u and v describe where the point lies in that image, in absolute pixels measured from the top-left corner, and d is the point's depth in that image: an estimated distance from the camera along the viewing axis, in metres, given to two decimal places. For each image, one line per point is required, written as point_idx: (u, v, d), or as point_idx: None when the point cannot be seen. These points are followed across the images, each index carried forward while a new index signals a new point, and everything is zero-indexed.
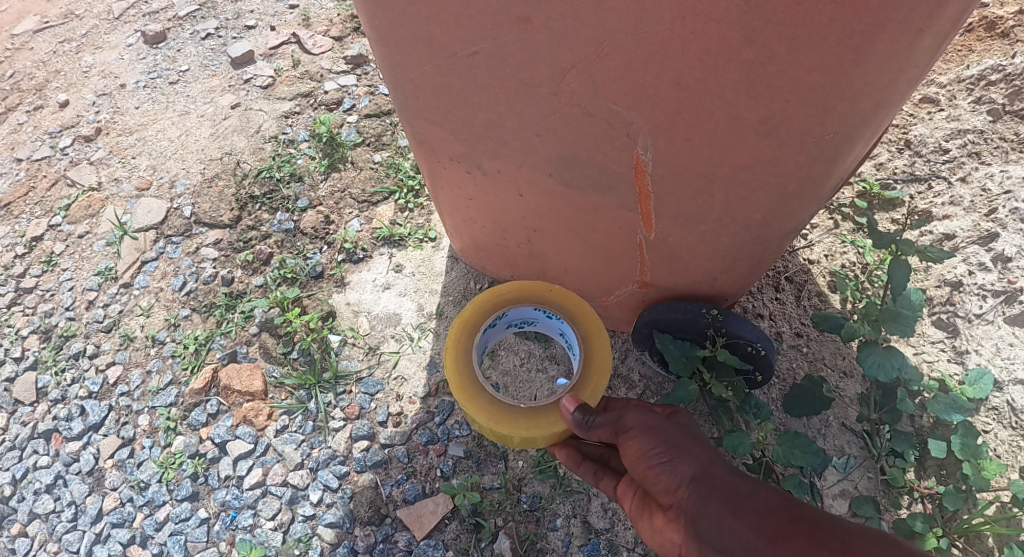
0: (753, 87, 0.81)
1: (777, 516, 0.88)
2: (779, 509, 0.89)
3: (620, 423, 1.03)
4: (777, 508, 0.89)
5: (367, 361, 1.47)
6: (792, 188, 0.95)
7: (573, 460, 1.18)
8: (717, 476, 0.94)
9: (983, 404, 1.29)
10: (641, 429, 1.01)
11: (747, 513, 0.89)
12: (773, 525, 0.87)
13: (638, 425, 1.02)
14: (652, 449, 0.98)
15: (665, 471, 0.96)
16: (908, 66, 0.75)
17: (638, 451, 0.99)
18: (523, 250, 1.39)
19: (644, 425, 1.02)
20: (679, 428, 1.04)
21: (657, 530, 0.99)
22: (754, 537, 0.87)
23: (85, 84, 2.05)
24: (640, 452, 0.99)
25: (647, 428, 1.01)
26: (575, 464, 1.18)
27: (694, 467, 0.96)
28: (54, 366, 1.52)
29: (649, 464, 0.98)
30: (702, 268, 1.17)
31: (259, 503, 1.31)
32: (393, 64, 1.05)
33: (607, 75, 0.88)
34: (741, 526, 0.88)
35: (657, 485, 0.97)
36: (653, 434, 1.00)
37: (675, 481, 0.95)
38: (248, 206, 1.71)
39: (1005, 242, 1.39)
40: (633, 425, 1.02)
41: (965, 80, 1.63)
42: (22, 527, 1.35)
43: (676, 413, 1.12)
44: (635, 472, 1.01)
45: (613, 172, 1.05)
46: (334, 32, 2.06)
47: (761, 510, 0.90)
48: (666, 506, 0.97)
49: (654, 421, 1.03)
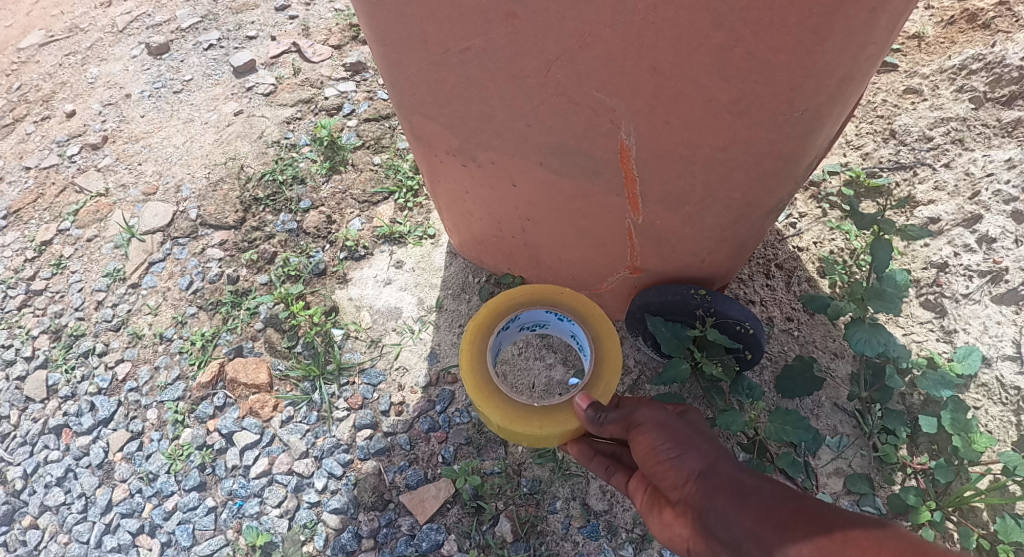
0: (725, 69, 0.86)
1: (781, 508, 0.87)
2: (783, 502, 0.88)
3: (631, 419, 1.07)
4: (782, 501, 0.88)
5: (370, 352, 1.51)
6: (767, 165, 0.99)
7: (585, 455, 1.19)
8: (723, 472, 0.96)
9: (972, 380, 1.32)
10: (651, 425, 1.04)
11: (751, 505, 0.89)
12: (777, 517, 0.86)
13: (648, 421, 1.05)
14: (662, 444, 1.01)
15: (674, 466, 0.99)
16: (868, 43, 0.80)
17: (648, 445, 1.02)
18: (518, 242, 1.43)
19: (654, 421, 1.05)
20: (689, 426, 1.06)
21: (665, 525, 1.00)
22: (758, 528, 0.86)
23: (91, 94, 2.11)
24: (651, 446, 1.01)
25: (656, 425, 1.04)
26: (588, 458, 1.18)
27: (702, 463, 0.98)
28: (64, 364, 1.57)
29: (658, 458, 1.00)
30: (689, 251, 1.22)
31: (265, 491, 1.35)
32: (391, 63, 1.10)
33: (590, 65, 0.93)
34: (746, 518, 0.88)
35: (666, 479, 0.99)
36: (664, 430, 1.03)
37: (683, 476, 0.97)
38: (252, 208, 1.75)
39: (989, 223, 1.41)
40: (643, 421, 1.05)
41: (947, 70, 1.67)
42: (33, 520, 1.38)
43: (686, 411, 1.13)
44: (646, 467, 1.03)
45: (599, 158, 1.09)
46: (334, 41, 2.12)
47: (765, 502, 0.89)
48: (674, 501, 0.98)
49: (664, 417, 1.06)
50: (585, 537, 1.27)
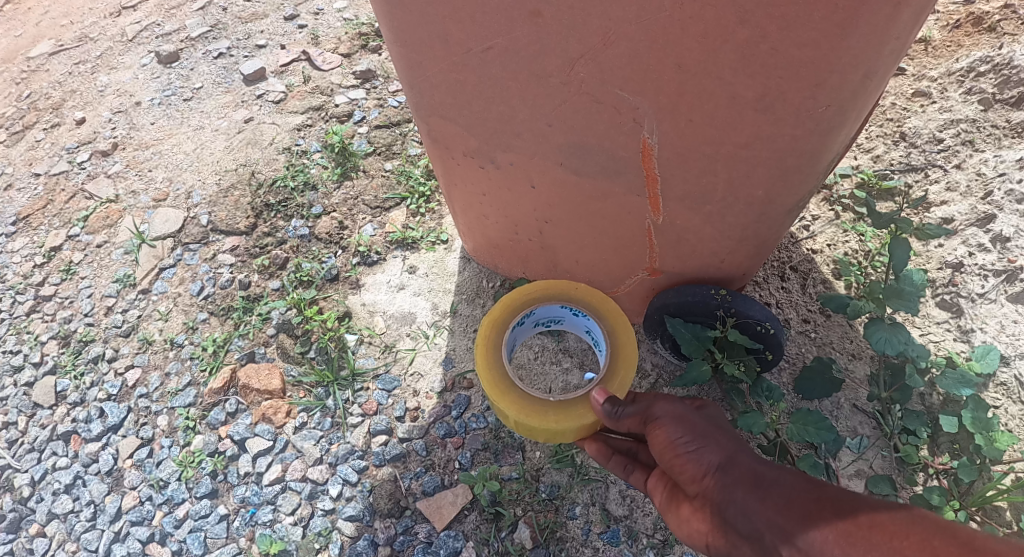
0: (749, 66, 0.86)
1: (802, 498, 0.86)
2: (804, 491, 0.88)
3: (648, 413, 1.04)
4: (802, 490, 0.88)
5: (384, 358, 1.50)
6: (790, 162, 0.99)
7: (602, 454, 1.17)
8: (742, 464, 0.94)
9: (991, 379, 1.32)
10: (668, 418, 1.02)
11: (772, 496, 0.88)
12: (799, 506, 0.85)
13: (666, 414, 1.03)
14: (680, 438, 0.99)
15: (692, 460, 0.97)
16: (890, 37, 0.80)
17: (666, 439, 1.00)
18: (535, 244, 1.43)
19: (671, 414, 1.03)
20: (708, 419, 1.04)
21: (684, 521, 0.99)
22: (779, 518, 0.85)
23: (101, 102, 2.11)
24: (669, 440, 1.00)
25: (674, 418, 1.02)
26: (605, 458, 1.16)
27: (721, 455, 0.97)
28: (73, 370, 1.55)
29: (677, 452, 0.99)
30: (709, 251, 1.22)
31: (278, 499, 1.33)
32: (411, 64, 1.10)
33: (614, 63, 0.93)
34: (767, 509, 0.87)
35: (685, 473, 0.98)
36: (681, 423, 1.01)
37: (702, 470, 0.96)
38: (264, 214, 1.75)
39: (1003, 223, 1.42)
40: (661, 414, 1.03)
41: (955, 73, 1.69)
42: (40, 528, 1.36)
43: (704, 405, 1.09)
44: (663, 461, 1.02)
45: (621, 157, 1.09)
46: (343, 49, 2.13)
47: (786, 493, 0.88)
48: (692, 495, 0.98)
49: (682, 409, 1.04)
50: (605, 543, 1.24)
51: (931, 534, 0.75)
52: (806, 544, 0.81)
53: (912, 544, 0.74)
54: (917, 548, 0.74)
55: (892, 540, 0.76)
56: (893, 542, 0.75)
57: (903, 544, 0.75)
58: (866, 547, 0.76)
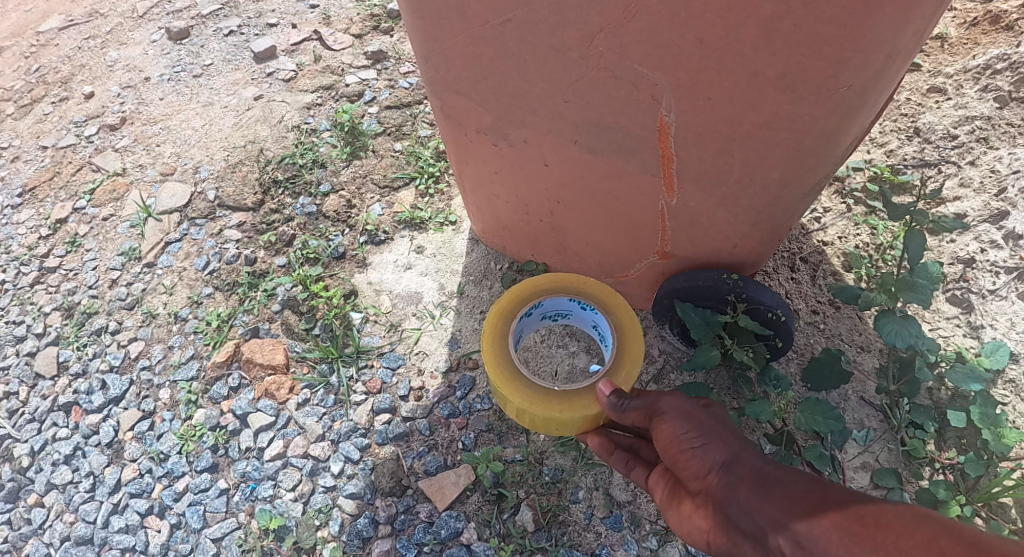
0: (772, 42, 0.85)
1: (806, 496, 0.84)
2: (809, 490, 0.85)
3: (654, 407, 1.03)
4: (806, 488, 0.86)
5: (390, 337, 1.49)
6: (808, 144, 0.98)
7: (604, 448, 1.16)
8: (747, 463, 0.93)
9: (1000, 376, 1.31)
10: (674, 413, 1.00)
11: (776, 495, 0.86)
12: (803, 502, 0.83)
13: (672, 409, 1.01)
14: (685, 434, 0.98)
15: (697, 456, 0.96)
16: (914, 17, 0.79)
17: (671, 435, 0.99)
18: (544, 226, 1.42)
19: (678, 410, 1.01)
20: (713, 416, 1.02)
21: (685, 518, 0.98)
22: (781, 515, 0.83)
23: (110, 77, 2.10)
24: (673, 436, 0.98)
25: (680, 413, 1.00)
26: (608, 452, 1.15)
27: (726, 453, 0.95)
28: (76, 341, 1.54)
29: (681, 448, 0.97)
30: (722, 235, 1.21)
31: (279, 474, 1.32)
32: (428, 37, 1.08)
33: (633, 37, 0.92)
34: (770, 507, 0.85)
35: (688, 469, 0.97)
36: (687, 419, 0.99)
37: (705, 467, 0.95)
38: (271, 190, 1.74)
39: (1016, 220, 1.42)
40: (667, 409, 1.01)
41: (971, 69, 1.68)
42: (38, 498, 1.35)
43: (710, 403, 1.06)
44: (667, 457, 1.00)
45: (637, 136, 1.08)
46: (354, 30, 2.12)
47: (790, 490, 0.86)
48: (694, 492, 0.96)
49: (688, 406, 1.02)
50: (608, 527, 1.23)
51: (938, 534, 0.71)
52: (809, 541, 0.78)
53: (918, 543, 0.71)
54: (923, 548, 0.71)
55: (899, 540, 0.72)
56: (899, 541, 0.72)
57: (909, 543, 0.72)
58: (872, 545, 0.73)
